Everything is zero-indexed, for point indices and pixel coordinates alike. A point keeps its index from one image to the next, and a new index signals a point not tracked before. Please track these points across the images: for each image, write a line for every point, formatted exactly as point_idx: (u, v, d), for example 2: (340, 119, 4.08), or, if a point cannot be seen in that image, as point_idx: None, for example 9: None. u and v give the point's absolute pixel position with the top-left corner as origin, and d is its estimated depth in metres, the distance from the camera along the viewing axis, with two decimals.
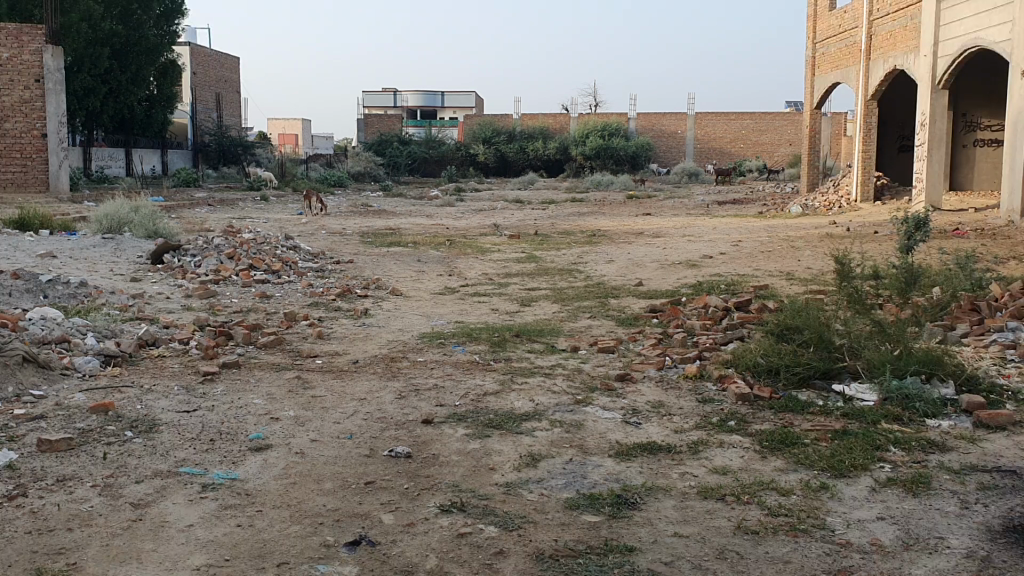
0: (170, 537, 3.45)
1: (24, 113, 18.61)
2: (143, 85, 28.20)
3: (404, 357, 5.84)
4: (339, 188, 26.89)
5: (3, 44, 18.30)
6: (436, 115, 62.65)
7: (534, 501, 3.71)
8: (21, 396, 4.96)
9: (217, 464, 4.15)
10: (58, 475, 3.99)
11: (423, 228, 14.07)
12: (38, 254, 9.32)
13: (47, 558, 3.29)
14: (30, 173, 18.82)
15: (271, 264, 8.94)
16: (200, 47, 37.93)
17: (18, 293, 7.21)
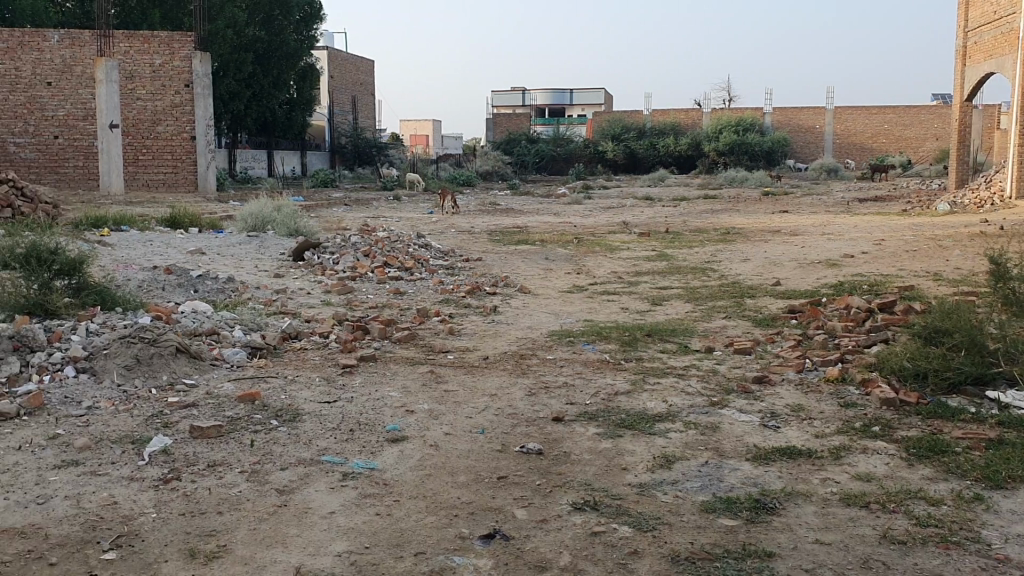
0: (313, 523, 3.58)
1: (175, 116, 19.63)
2: (284, 88, 29.33)
3: (534, 354, 5.85)
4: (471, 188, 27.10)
5: (157, 51, 19.39)
6: (564, 113, 62.76)
7: (668, 503, 3.66)
8: (174, 385, 5.25)
9: (357, 454, 4.27)
10: (208, 460, 4.19)
11: (553, 226, 14.07)
12: (187, 251, 9.80)
13: (199, 539, 3.46)
14: (180, 174, 19.86)
15: (405, 262, 9.13)
16: (336, 51, 39.24)
17: (172, 288, 7.61)
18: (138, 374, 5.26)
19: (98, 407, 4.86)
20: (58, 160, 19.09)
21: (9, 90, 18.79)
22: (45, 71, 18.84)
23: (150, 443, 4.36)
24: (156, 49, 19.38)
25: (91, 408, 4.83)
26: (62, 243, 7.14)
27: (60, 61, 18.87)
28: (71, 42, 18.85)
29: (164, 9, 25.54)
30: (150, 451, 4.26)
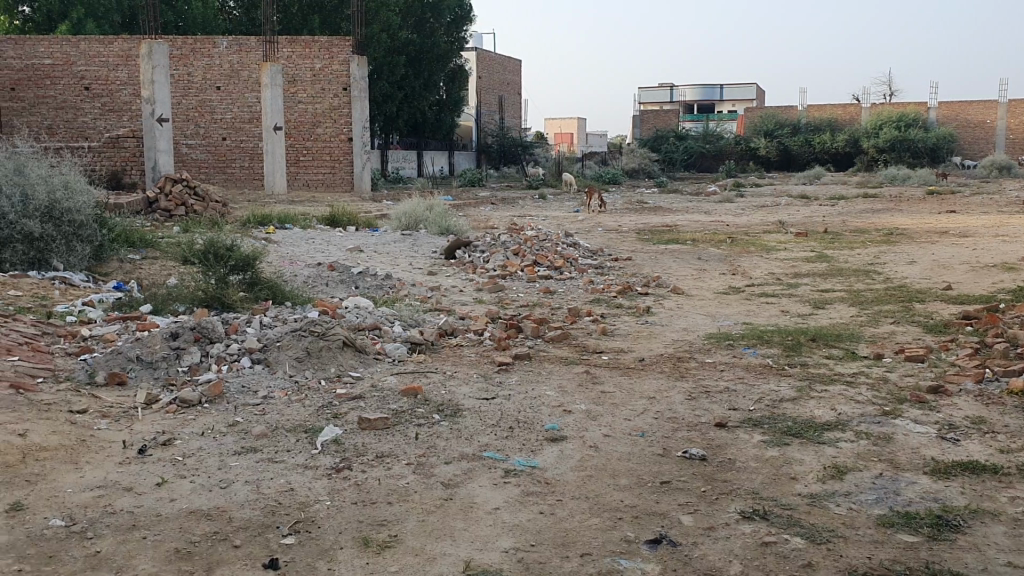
0: (479, 518, 3.63)
1: (334, 118, 20.45)
2: (434, 90, 29.97)
3: (691, 357, 5.74)
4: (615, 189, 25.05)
5: (317, 55, 20.24)
6: (714, 109, 61.70)
7: (842, 515, 3.53)
8: (341, 376, 5.48)
9: (518, 451, 4.30)
10: (377, 451, 4.34)
11: (706, 224, 13.86)
12: (346, 249, 10.17)
13: (371, 529, 3.59)
14: (338, 175, 20.66)
15: (555, 260, 9.14)
16: (484, 51, 39.84)
17: (334, 284, 7.93)
18: (308, 365, 5.52)
19: (272, 397, 5.13)
20: (225, 160, 20.09)
21: (181, 94, 19.79)
22: (214, 76, 19.77)
23: (321, 433, 4.56)
24: (316, 54, 20.24)
25: (266, 398, 5.11)
26: (237, 239, 7.57)
27: (228, 66, 19.78)
28: (238, 48, 19.80)
29: (323, 14, 26.58)
30: (322, 441, 4.46)
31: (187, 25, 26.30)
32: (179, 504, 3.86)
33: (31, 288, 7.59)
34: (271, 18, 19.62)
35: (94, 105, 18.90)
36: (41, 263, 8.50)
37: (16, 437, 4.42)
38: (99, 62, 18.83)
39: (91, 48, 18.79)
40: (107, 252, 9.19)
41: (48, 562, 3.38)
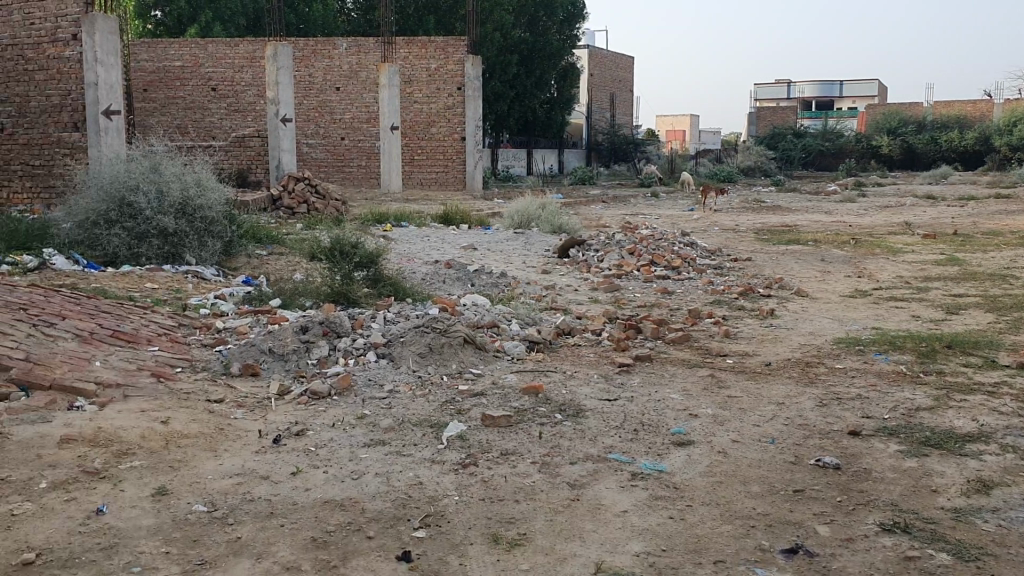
0: (609, 520, 3.61)
1: (447, 118, 20.82)
2: (546, 88, 29.98)
3: (820, 362, 5.59)
4: (733, 189, 23.60)
5: (432, 56, 20.57)
6: (832, 106, 60.03)
7: (991, 532, 3.37)
8: (463, 373, 5.54)
9: (644, 454, 4.26)
10: (502, 449, 4.37)
11: (825, 224, 13.52)
12: (461, 247, 10.28)
13: (500, 526, 3.62)
14: (451, 173, 21.11)
15: (672, 260, 9.01)
16: (596, 49, 39.71)
17: (450, 281, 8.05)
18: (431, 361, 5.60)
19: (397, 391, 5.24)
20: (343, 159, 20.77)
21: (302, 94, 20.52)
22: (334, 77, 20.37)
23: (447, 428, 4.63)
24: (432, 54, 20.58)
25: (391, 392, 5.23)
26: (361, 237, 7.78)
27: (347, 67, 20.33)
28: (357, 50, 20.30)
29: (438, 15, 26.98)
30: (447, 437, 4.52)
31: (308, 27, 27.01)
32: (314, 494, 3.97)
33: (166, 281, 7.97)
34: (387, 18, 19.73)
35: (221, 106, 19.68)
36: (175, 258, 8.93)
37: (159, 424, 4.64)
38: (226, 64, 19.60)
39: (218, 51, 19.55)
40: (236, 247, 9.59)
41: (193, 546, 3.53)
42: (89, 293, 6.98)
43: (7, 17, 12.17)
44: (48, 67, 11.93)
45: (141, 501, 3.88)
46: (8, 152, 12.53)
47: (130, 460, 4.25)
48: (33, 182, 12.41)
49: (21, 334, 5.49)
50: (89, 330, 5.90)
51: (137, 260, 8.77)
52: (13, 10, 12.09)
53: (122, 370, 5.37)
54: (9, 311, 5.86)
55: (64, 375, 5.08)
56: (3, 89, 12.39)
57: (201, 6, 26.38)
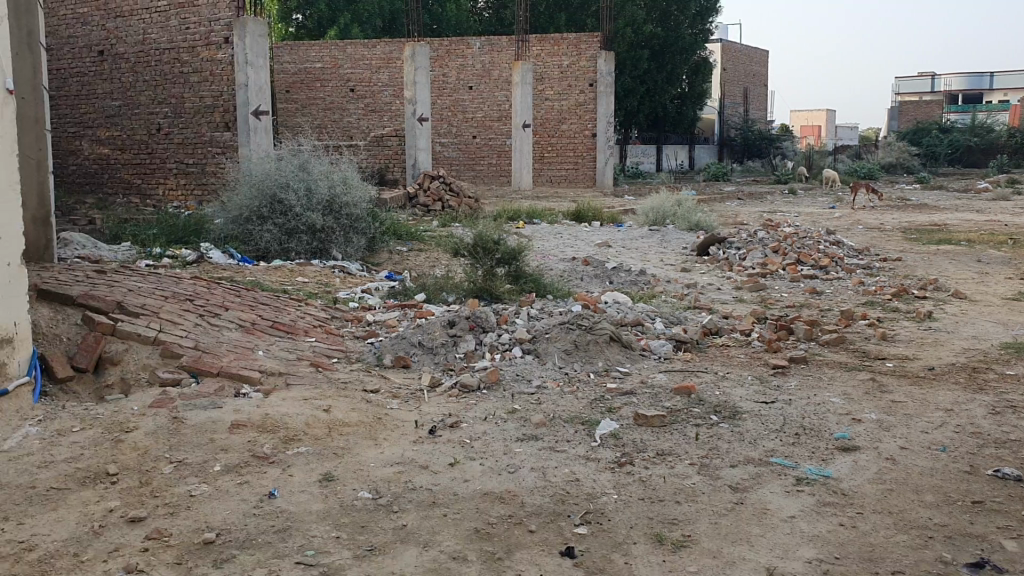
0: (775, 525, 3.53)
1: (579, 115, 21.10)
2: (677, 83, 29.69)
3: (989, 368, 5.32)
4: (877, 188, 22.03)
5: (566, 53, 20.83)
6: (980, 99, 57.15)
7: None
8: (610, 371, 5.52)
9: (808, 458, 4.14)
10: (658, 448, 4.33)
11: (977, 224, 12.91)
12: (596, 244, 10.26)
13: (664, 526, 3.59)
14: (581, 170, 21.42)
15: (819, 259, 8.75)
16: (729, 42, 39.11)
17: (589, 278, 8.06)
18: (578, 358, 5.60)
19: (546, 386, 5.27)
20: (476, 157, 21.28)
21: (437, 94, 21.06)
22: (467, 76, 20.81)
23: (600, 426, 4.62)
24: (565, 52, 20.81)
25: (540, 386, 5.26)
26: (503, 233, 7.88)
27: (481, 66, 20.71)
28: (490, 49, 20.61)
29: (569, 12, 27.09)
30: (601, 434, 4.52)
31: (441, 27, 27.52)
32: (473, 485, 4.03)
33: (315, 275, 8.26)
34: (521, 17, 19.88)
35: (359, 106, 20.29)
36: (322, 253, 9.31)
37: (321, 411, 4.80)
38: (364, 65, 20.17)
39: (357, 52, 20.14)
40: (378, 244, 9.86)
41: (361, 532, 3.61)
42: (247, 285, 7.29)
43: (165, 22, 12.81)
44: (202, 70, 12.52)
45: (309, 486, 4.00)
46: (165, 150, 13.26)
47: (297, 446, 4.40)
48: (188, 180, 13.12)
49: (190, 323, 5.78)
50: (251, 321, 6.18)
51: (287, 254, 9.15)
52: (171, 15, 12.70)
53: (283, 359, 5.60)
54: (177, 301, 6.18)
55: (230, 364, 5.32)
56: (161, 91, 13.08)
57: (340, 9, 27.28)
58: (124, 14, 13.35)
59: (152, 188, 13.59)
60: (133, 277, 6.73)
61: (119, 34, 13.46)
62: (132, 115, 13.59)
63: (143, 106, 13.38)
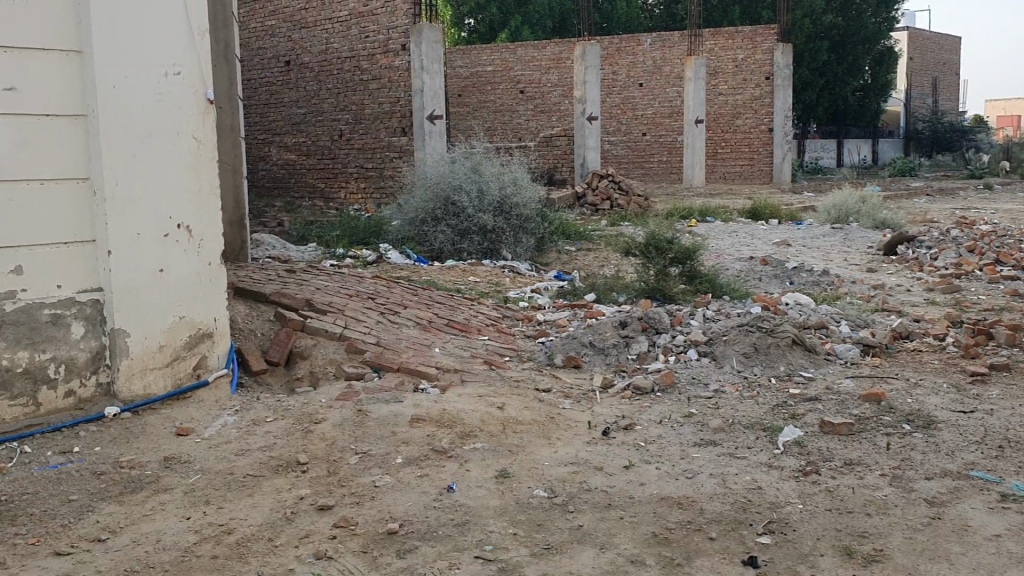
0: (978, 544, 3.31)
1: (754, 109, 20.63)
2: (860, 75, 28.44)
3: None
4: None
5: (740, 46, 20.46)
6: None
7: None
8: (792, 375, 5.32)
9: (1014, 474, 3.85)
10: (845, 458, 4.14)
11: None
12: (774, 243, 9.93)
13: (853, 539, 3.42)
14: (756, 166, 20.91)
15: (1022, 259, 8.13)
16: (917, 29, 37.18)
17: (768, 279, 7.81)
18: (758, 362, 5.44)
19: (724, 390, 5.14)
20: (646, 155, 21.20)
21: (606, 92, 21.10)
22: (638, 73, 20.74)
23: (782, 432, 4.46)
24: (740, 45, 20.46)
25: (718, 391, 5.14)
26: (677, 232, 7.75)
27: (652, 62, 20.57)
28: (662, 45, 20.40)
29: (743, 4, 26.42)
30: (783, 442, 4.36)
31: (612, 25, 27.62)
32: (649, 489, 3.97)
33: (488, 275, 8.41)
34: (693, 11, 19.55)
35: (529, 107, 20.52)
36: (493, 253, 9.47)
37: (497, 409, 4.87)
38: (534, 66, 20.38)
39: (527, 54, 20.37)
40: (548, 244, 9.92)
41: (539, 530, 3.63)
42: (424, 285, 7.51)
43: (346, 31, 13.40)
44: (381, 76, 12.99)
45: (486, 482, 4.05)
46: (346, 155, 13.87)
47: (474, 442, 4.47)
48: (367, 183, 13.65)
49: (372, 321, 6.01)
50: (428, 319, 6.35)
51: (460, 255, 9.36)
52: (352, 24, 13.26)
53: (458, 357, 5.72)
54: (359, 299, 6.44)
55: (409, 360, 5.49)
56: (342, 98, 13.67)
57: (511, 11, 27.76)
58: (308, 25, 14.02)
59: (334, 192, 14.25)
60: (318, 276, 7.06)
61: (304, 44, 14.17)
62: (316, 121, 14.29)
63: (326, 113, 14.04)
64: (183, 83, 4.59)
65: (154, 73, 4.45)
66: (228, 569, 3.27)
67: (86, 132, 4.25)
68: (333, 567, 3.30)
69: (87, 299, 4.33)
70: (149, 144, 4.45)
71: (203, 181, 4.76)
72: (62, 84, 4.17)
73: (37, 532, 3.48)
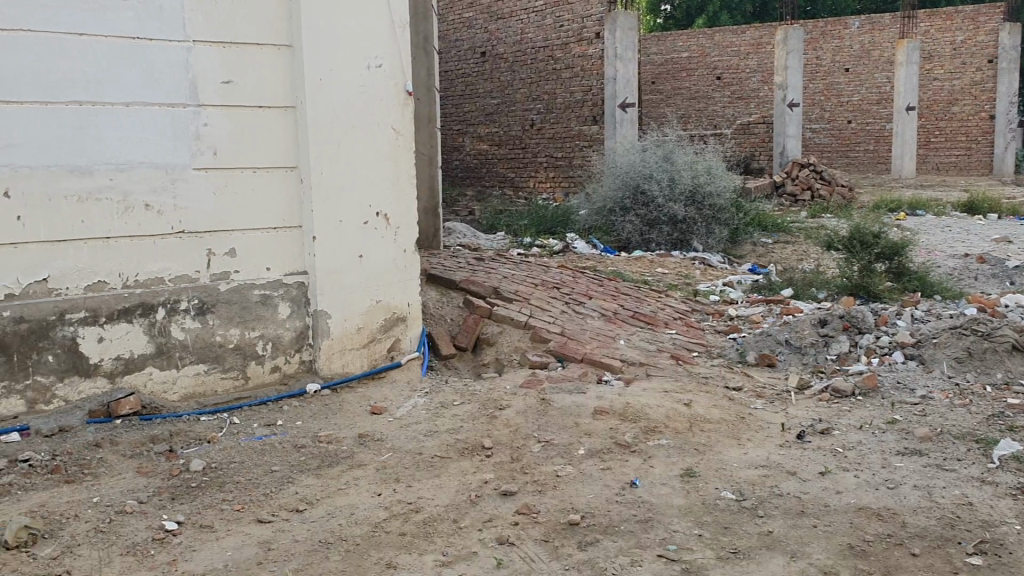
0: None
1: (974, 95, 19.26)
2: None
3: None
4: None
5: (960, 27, 19.08)
6: None
7: None
8: (1011, 384, 4.86)
9: None
10: None
11: None
12: (992, 239, 9.15)
13: None
14: (974, 156, 19.54)
15: None
16: None
17: (984, 279, 7.21)
18: (971, 368, 5.01)
19: (932, 397, 4.77)
20: (851, 143, 20.22)
21: (809, 78, 20.29)
22: (844, 57, 19.80)
23: (998, 445, 4.09)
24: (960, 26, 19.09)
25: (925, 397, 4.78)
26: (884, 225, 7.27)
27: (860, 46, 19.56)
28: (871, 27, 19.36)
29: None
30: (999, 456, 3.99)
31: (816, 8, 26.47)
32: (846, 498, 3.74)
33: (677, 267, 8.24)
34: None
35: (724, 94, 19.99)
36: (683, 244, 9.28)
37: (683, 406, 4.74)
38: (731, 52, 19.78)
39: (725, 39, 19.82)
40: (742, 235, 9.59)
41: (726, 533, 3.49)
42: (611, 275, 7.45)
43: (542, 21, 13.48)
44: (574, 65, 12.98)
45: (671, 480, 3.94)
46: (537, 144, 13.99)
47: (659, 438, 4.37)
48: (557, 172, 13.73)
49: (559, 310, 6.01)
50: (614, 311, 6.28)
51: (648, 246, 9.29)
52: (547, 14, 13.32)
53: (644, 350, 5.63)
54: (546, 288, 6.46)
55: (594, 351, 5.44)
56: (535, 87, 13.79)
57: None
58: (505, 15, 14.21)
59: (524, 180, 14.42)
60: (506, 265, 7.14)
61: (500, 34, 14.36)
62: (509, 111, 14.50)
63: (519, 103, 14.22)
64: (384, 76, 4.70)
65: (358, 65, 4.59)
66: (414, 547, 3.33)
67: (296, 123, 4.48)
68: (515, 553, 3.30)
69: (293, 281, 4.59)
70: (353, 135, 4.62)
71: (404, 171, 4.87)
72: (274, 76, 4.41)
73: (242, 499, 3.67)
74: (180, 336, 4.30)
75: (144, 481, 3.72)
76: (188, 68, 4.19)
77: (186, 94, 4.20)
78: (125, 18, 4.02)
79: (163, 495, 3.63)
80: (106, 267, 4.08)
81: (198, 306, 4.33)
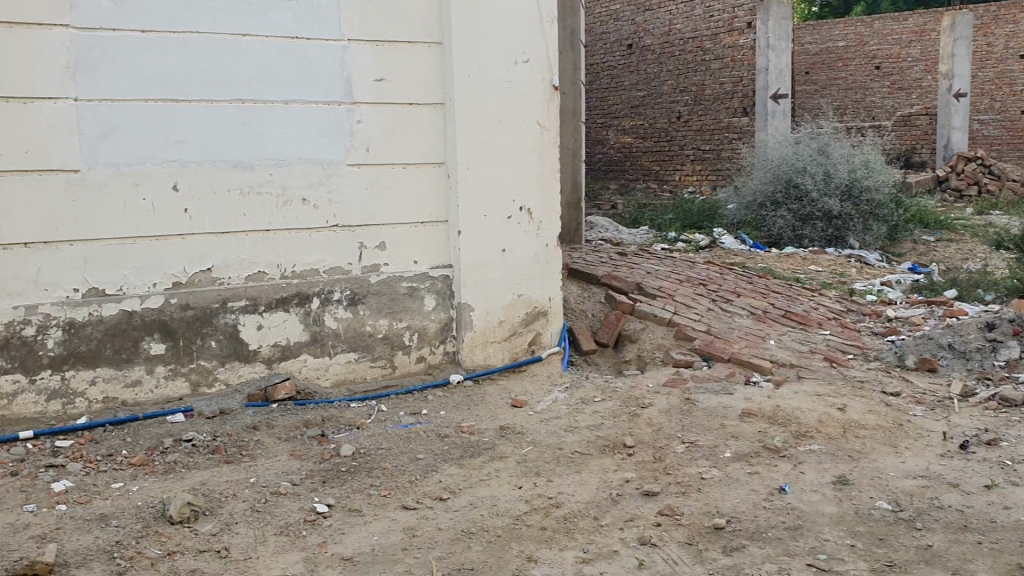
0: None
1: None
2: None
3: None
4: None
5: None
6: None
7: None
8: None
9: None
10: None
11: None
12: None
13: None
14: None
15: None
16: None
17: None
18: None
19: None
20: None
21: (978, 65, 19.32)
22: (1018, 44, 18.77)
23: None
24: None
25: None
26: None
27: None
28: None
29: None
30: None
31: None
32: (1015, 515, 3.49)
33: (831, 264, 7.93)
34: None
35: (884, 84, 19.13)
36: (838, 241, 8.92)
37: (836, 410, 4.55)
38: (892, 40, 18.89)
39: (885, 27, 18.95)
40: (901, 233, 9.12)
41: (881, 544, 3.32)
42: (760, 272, 7.24)
43: (691, 11, 13.24)
44: (724, 56, 12.68)
45: (822, 487, 3.79)
46: (683, 137, 13.75)
47: (810, 443, 4.20)
48: (704, 166, 13.47)
49: (704, 308, 5.88)
50: (763, 309, 6.09)
51: (800, 242, 8.98)
52: (697, 4, 13.08)
53: (794, 351, 5.43)
54: (691, 285, 6.34)
55: (741, 351, 5.29)
56: (683, 79, 13.57)
57: None
58: (653, 7, 14.06)
59: (669, 174, 14.22)
60: (650, 260, 7.04)
61: (648, 26, 14.21)
62: (655, 104, 14.32)
63: (666, 95, 14.02)
64: (531, 71, 4.70)
65: (505, 62, 4.62)
66: (555, 542, 3.33)
67: (444, 120, 4.56)
68: (657, 554, 3.25)
69: (439, 274, 4.67)
70: (499, 131, 4.65)
71: (548, 166, 4.87)
72: (424, 73, 4.49)
73: (388, 484, 3.76)
74: (333, 325, 4.45)
75: (298, 464, 3.87)
76: (343, 66, 4.32)
77: (341, 92, 4.33)
78: (285, 19, 4.18)
79: (315, 478, 3.76)
80: (266, 258, 4.27)
81: (350, 296, 4.47)
